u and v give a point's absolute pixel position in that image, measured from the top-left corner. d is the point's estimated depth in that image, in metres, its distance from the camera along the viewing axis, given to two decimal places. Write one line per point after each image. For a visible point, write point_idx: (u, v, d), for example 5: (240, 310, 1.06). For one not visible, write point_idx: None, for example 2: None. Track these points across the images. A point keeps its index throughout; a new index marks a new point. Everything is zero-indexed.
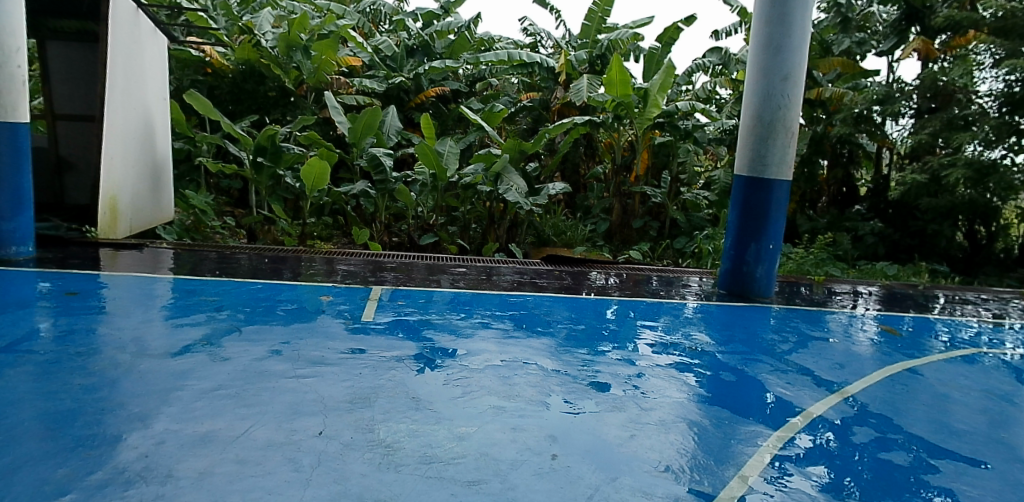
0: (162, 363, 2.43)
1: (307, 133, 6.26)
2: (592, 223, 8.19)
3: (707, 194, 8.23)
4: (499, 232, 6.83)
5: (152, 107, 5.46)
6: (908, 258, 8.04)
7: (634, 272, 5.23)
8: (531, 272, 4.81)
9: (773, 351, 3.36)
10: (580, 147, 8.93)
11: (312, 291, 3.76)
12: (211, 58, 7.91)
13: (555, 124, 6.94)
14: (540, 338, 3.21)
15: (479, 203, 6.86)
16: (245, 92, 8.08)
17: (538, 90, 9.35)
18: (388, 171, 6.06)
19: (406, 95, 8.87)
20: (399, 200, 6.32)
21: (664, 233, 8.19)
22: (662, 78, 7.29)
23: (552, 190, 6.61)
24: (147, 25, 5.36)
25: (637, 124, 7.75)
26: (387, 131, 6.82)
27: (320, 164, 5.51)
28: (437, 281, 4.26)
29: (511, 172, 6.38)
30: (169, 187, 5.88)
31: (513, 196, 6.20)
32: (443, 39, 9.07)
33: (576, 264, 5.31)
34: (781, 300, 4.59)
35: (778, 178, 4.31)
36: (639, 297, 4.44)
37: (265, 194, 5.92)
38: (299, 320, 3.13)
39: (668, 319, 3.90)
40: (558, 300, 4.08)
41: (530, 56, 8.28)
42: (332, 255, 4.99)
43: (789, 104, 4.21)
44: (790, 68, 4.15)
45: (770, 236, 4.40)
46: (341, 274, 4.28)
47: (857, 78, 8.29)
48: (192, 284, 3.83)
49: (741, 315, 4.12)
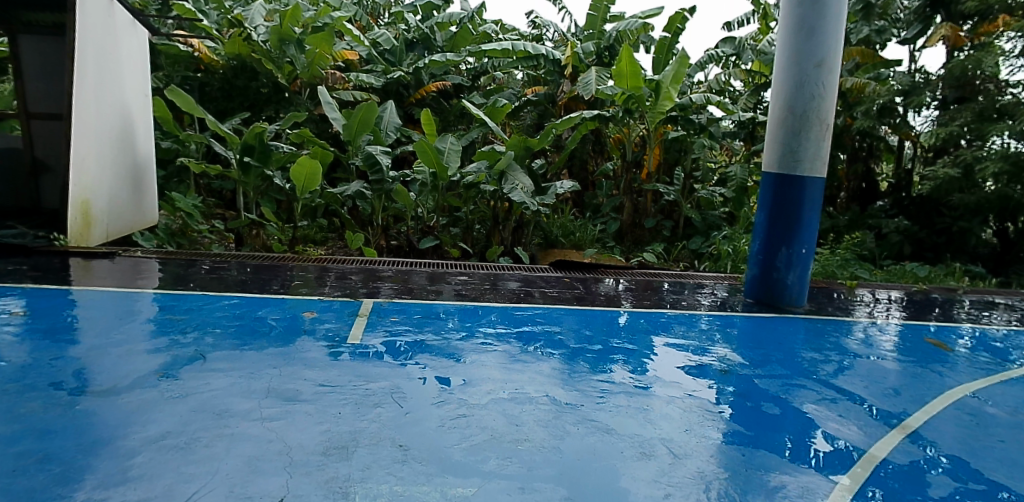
0: (104, 404, 2.06)
1: (299, 130, 5.89)
2: (602, 223, 7.79)
3: (722, 192, 7.78)
4: (503, 234, 6.43)
5: (130, 104, 5.10)
6: (935, 257, 7.60)
7: (650, 279, 4.80)
8: (538, 280, 4.39)
9: (815, 373, 2.95)
10: (588, 143, 8.56)
11: (295, 306, 3.38)
12: (200, 53, 7.57)
13: (562, 119, 6.53)
14: (550, 361, 2.82)
15: (483, 203, 6.45)
16: (236, 89, 7.69)
17: (543, 84, 8.99)
18: (384, 169, 5.65)
19: (407, 90, 8.49)
20: (397, 201, 5.93)
21: (678, 233, 7.73)
22: (675, 69, 6.90)
23: (560, 189, 6.21)
24: (124, 16, 4.99)
25: (649, 118, 7.36)
26: (384, 128, 6.44)
27: (310, 163, 5.13)
28: (436, 292, 3.87)
29: (516, 170, 5.98)
30: (151, 189, 5.54)
31: (518, 195, 5.80)
32: (444, 31, 8.81)
33: (589, 269, 4.89)
34: (814, 310, 4.18)
35: (812, 175, 3.90)
36: (657, 307, 4.02)
37: (253, 196, 5.54)
38: (275, 342, 2.75)
39: (692, 334, 3.50)
40: (568, 313, 3.68)
41: (535, 47, 7.88)
42: (323, 262, 4.61)
43: (824, 93, 3.80)
44: (825, 53, 3.74)
45: (803, 239, 3.99)
46: (329, 285, 3.88)
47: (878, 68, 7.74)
48: (163, 299, 3.46)
49: (772, 329, 3.71)
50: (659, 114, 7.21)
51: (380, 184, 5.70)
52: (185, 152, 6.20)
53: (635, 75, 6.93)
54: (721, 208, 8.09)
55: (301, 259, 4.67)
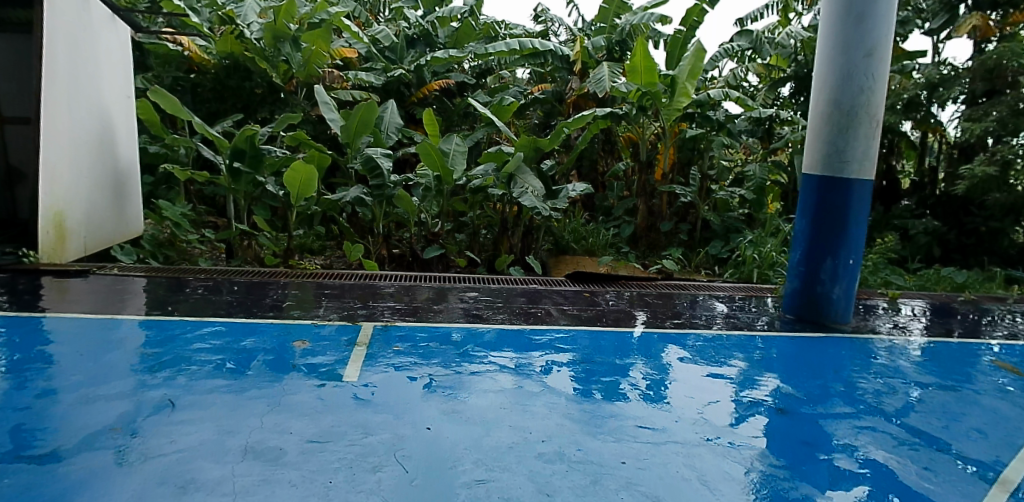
0: (40, 475, 1.67)
1: (294, 133, 5.51)
2: (615, 227, 7.42)
3: (741, 193, 7.38)
4: (512, 241, 6.00)
5: (110, 106, 4.72)
6: (966, 260, 7.17)
7: (676, 290, 4.39)
8: (554, 295, 3.99)
9: (883, 410, 2.55)
10: (597, 143, 8.20)
11: (286, 332, 3.00)
12: (190, 51, 7.09)
13: (574, 118, 6.14)
14: (578, 399, 2.43)
15: (490, 207, 6.06)
16: (229, 89, 7.31)
17: (550, 81, 8.63)
18: (386, 174, 5.26)
19: (408, 89, 8.11)
20: (398, 207, 5.52)
21: (695, 237, 7.26)
22: (692, 63, 6.52)
23: (573, 192, 5.82)
24: (101, 11, 4.61)
25: (665, 116, 6.97)
26: (385, 129, 6.04)
27: (306, 168, 4.75)
28: (442, 311, 3.47)
29: (527, 173, 5.60)
30: (135, 198, 5.16)
31: (529, 200, 5.42)
32: (446, 27, 8.44)
33: (609, 281, 4.46)
34: (861, 327, 3.77)
35: (860, 177, 3.52)
36: (688, 325, 3.61)
37: (244, 204, 5.15)
38: (259, 381, 2.36)
39: (731, 358, 3.11)
40: (590, 335, 3.29)
41: (543, 43, 7.49)
42: (318, 277, 4.21)
43: (874, 85, 3.42)
44: (876, 41, 3.37)
45: (849, 249, 3.60)
46: (324, 306, 3.48)
47: (903, 59, 7.47)
48: (138, 325, 3.08)
49: (822, 351, 3.31)
50: (676, 112, 6.82)
51: (381, 190, 5.30)
52: (174, 157, 5.82)
53: (651, 71, 6.53)
54: (740, 210, 7.68)
55: (294, 273, 4.28)
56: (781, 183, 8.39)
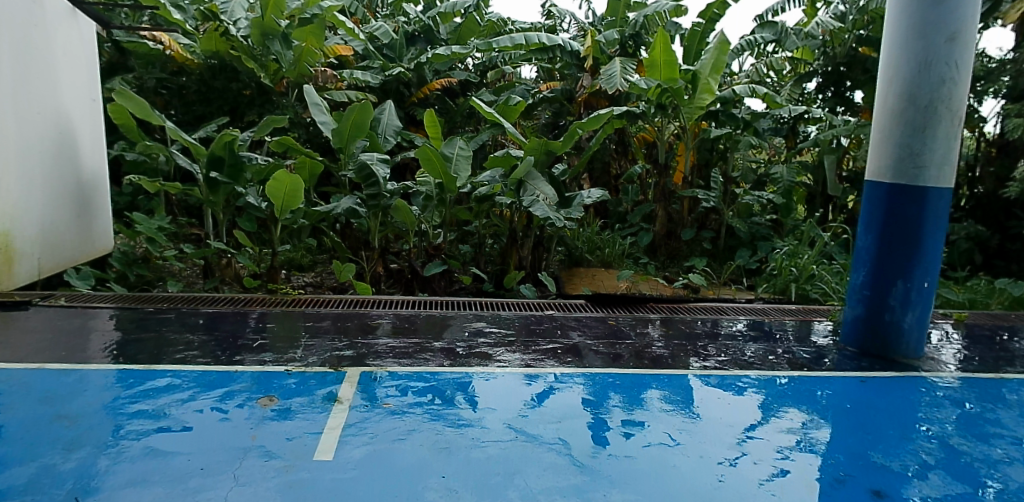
0: None
1: (281, 137, 5.02)
2: (631, 235, 6.85)
3: (768, 196, 6.80)
4: (522, 254, 5.43)
5: (71, 111, 4.21)
6: (1013, 268, 6.54)
7: (715, 312, 3.78)
8: (575, 324, 3.41)
9: (1008, 491, 1.99)
10: (610, 144, 7.68)
11: (250, 383, 2.44)
12: (172, 50, 6.63)
13: (589, 119, 5.61)
14: (617, 485, 1.87)
15: (497, 216, 5.51)
16: (214, 91, 6.75)
17: (561, 79, 8.18)
18: (381, 182, 4.72)
19: (408, 89, 7.60)
20: (396, 219, 4.96)
21: (719, 246, 6.67)
22: (715, 56, 6.01)
23: (588, 200, 5.30)
24: (60, 4, 4.11)
25: (685, 114, 6.43)
26: (381, 132, 5.51)
27: (290, 177, 4.20)
28: (441, 349, 2.90)
29: (538, 178, 5.03)
30: (103, 212, 4.64)
31: (541, 210, 4.90)
32: (448, 23, 8.00)
33: (636, 304, 3.89)
34: (936, 363, 3.19)
35: (938, 185, 2.97)
36: (735, 360, 3.04)
37: (223, 217, 4.61)
38: (202, 466, 1.82)
39: (795, 410, 2.53)
40: (622, 378, 2.71)
41: (550, 38, 6.99)
42: (302, 304, 3.66)
43: (957, 76, 2.88)
44: (959, 25, 2.84)
45: (924, 270, 3.04)
46: (303, 345, 2.92)
47: None
48: (66, 374, 2.49)
49: (902, 394, 2.74)
50: (698, 110, 6.29)
51: (377, 199, 4.75)
52: (152, 164, 5.27)
53: (671, 66, 6.07)
54: (766, 216, 7.11)
55: (275, 297, 3.73)
56: (809, 185, 7.80)
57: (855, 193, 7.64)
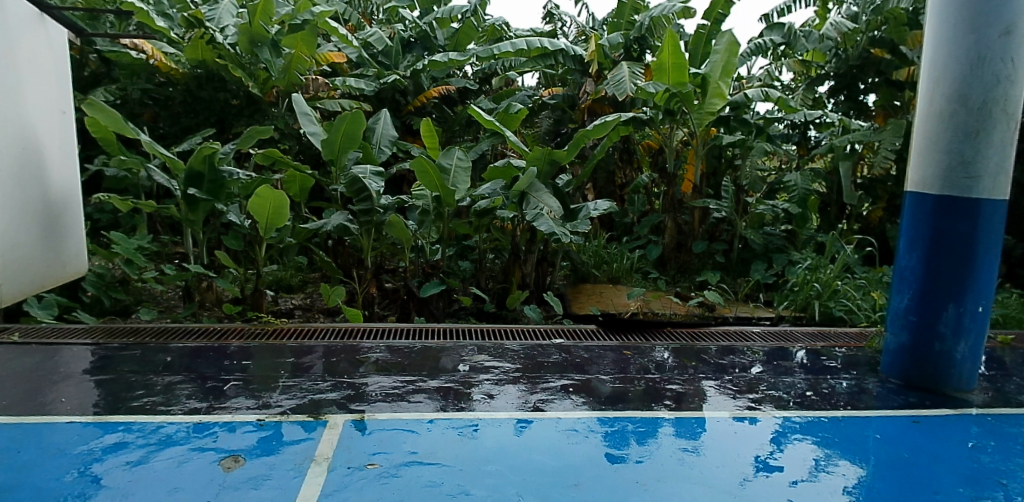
0: None
1: (267, 149, 4.70)
2: (639, 248, 6.52)
3: (783, 205, 6.47)
4: (525, 271, 5.10)
5: (38, 125, 3.90)
6: None
7: (740, 338, 3.43)
8: (587, 355, 3.07)
9: None
10: (615, 153, 7.38)
11: (216, 438, 2.11)
12: (155, 59, 6.26)
13: (596, 125, 5.28)
14: None
15: (498, 231, 5.19)
16: (200, 101, 6.44)
17: (563, 86, 7.90)
18: (374, 196, 4.40)
19: (404, 97, 7.30)
20: (391, 236, 4.64)
21: (732, 259, 6.35)
22: (725, 58, 5.71)
23: (595, 212, 4.97)
24: (26, 10, 3.80)
25: (695, 121, 6.13)
26: (376, 143, 5.19)
27: (274, 193, 3.88)
28: (436, 389, 2.57)
29: (541, 190, 4.74)
30: (75, 232, 4.32)
31: (545, 224, 4.57)
32: (446, 28, 7.69)
33: (650, 329, 3.56)
34: (992, 396, 2.85)
35: (992, 197, 2.65)
36: (768, 396, 2.70)
37: (203, 237, 4.29)
38: None
39: (846, 461, 2.20)
40: (646, 423, 2.37)
41: (552, 42, 6.75)
42: (285, 333, 3.32)
43: (1013, 74, 2.57)
44: (1015, 17, 2.53)
45: (978, 293, 2.72)
46: (281, 385, 2.58)
47: None
48: (5, 429, 2.17)
49: (965, 438, 2.40)
50: (708, 116, 6.01)
51: (368, 215, 4.40)
52: (132, 179, 4.95)
53: (680, 69, 5.78)
54: (780, 226, 6.79)
55: (255, 327, 3.37)
56: (822, 193, 7.49)
57: (870, 201, 7.33)
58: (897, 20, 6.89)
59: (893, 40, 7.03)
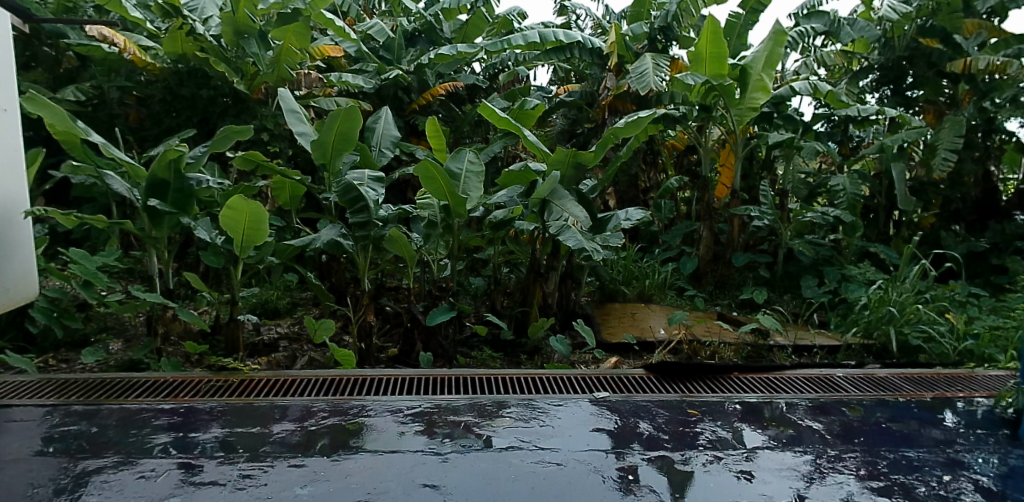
0: None
1: (248, 153, 4.05)
2: (671, 260, 5.83)
3: (833, 211, 5.76)
4: (547, 291, 4.41)
5: None
6: None
7: (831, 388, 2.71)
8: (639, 417, 2.38)
9: None
10: (640, 154, 6.70)
11: None
12: (130, 54, 5.49)
13: (627, 122, 4.61)
14: None
15: (516, 244, 4.51)
16: (181, 99, 5.72)
17: (580, 81, 7.27)
18: (371, 207, 3.72)
19: (407, 95, 6.64)
20: (391, 252, 3.95)
21: (776, 272, 5.65)
22: (768, 47, 5.07)
23: (627, 224, 4.29)
24: None
25: (735, 117, 5.43)
26: (375, 144, 4.53)
27: (249, 205, 3.22)
28: (444, 481, 1.87)
29: (565, 196, 4.06)
30: (24, 252, 3.63)
31: (572, 237, 3.88)
32: (453, 20, 7.07)
33: (712, 374, 2.86)
34: None
35: None
36: (893, 479, 1.98)
37: (170, 258, 3.62)
38: None
39: None
40: None
41: (569, 34, 6.17)
42: (256, 384, 2.64)
43: None
44: None
45: None
46: (235, 472, 1.90)
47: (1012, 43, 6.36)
48: None
49: None
50: (750, 111, 5.29)
51: (365, 229, 3.71)
52: (98, 188, 4.31)
53: (718, 59, 5.11)
54: (825, 235, 6.10)
55: (217, 377, 2.68)
56: (867, 198, 6.80)
57: (920, 206, 6.64)
58: (949, 8, 6.40)
59: (946, 29, 6.43)
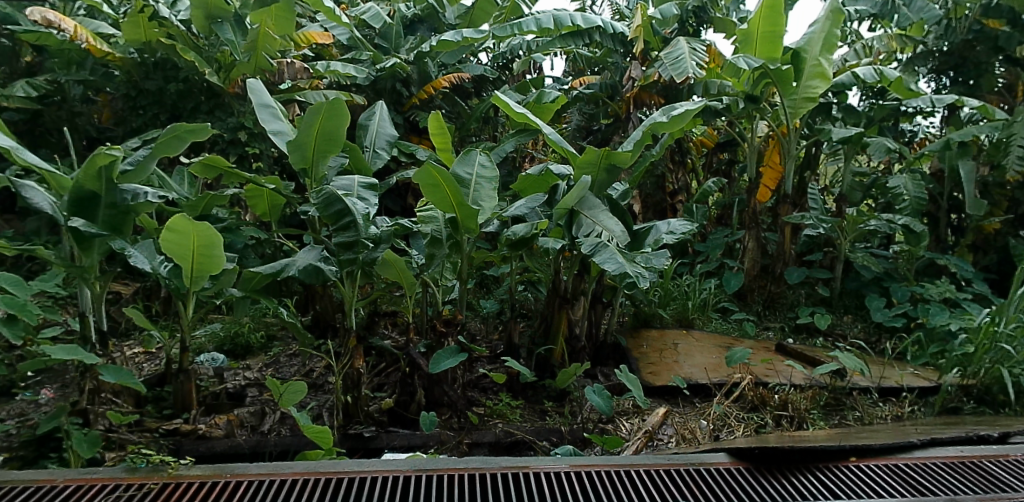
0: None
1: (208, 157, 3.30)
2: (711, 275, 5.07)
3: (898, 218, 4.96)
4: (574, 321, 3.65)
5: None
6: None
7: (990, 487, 1.97)
8: None
9: None
10: (669, 153, 5.93)
11: None
12: (85, 42, 4.74)
13: (671, 115, 3.80)
14: None
15: (536, 263, 3.75)
16: (146, 94, 4.97)
17: (599, 71, 6.50)
18: (359, 223, 2.93)
19: (405, 88, 5.88)
20: (386, 277, 3.20)
21: (832, 289, 4.88)
22: (827, 27, 4.34)
23: (671, 239, 3.53)
24: None
25: (789, 109, 4.57)
26: (368, 144, 3.76)
27: (196, 226, 2.50)
28: None
29: (596, 206, 3.34)
30: None
31: (611, 258, 3.08)
32: (455, 3, 6.19)
33: (816, 464, 2.10)
34: None
35: None
36: None
37: (102, 291, 2.88)
38: None
39: None
40: None
41: (586, 17, 5.40)
42: (182, 493, 1.92)
43: None
44: None
45: None
46: None
47: None
48: None
49: None
50: (806, 102, 4.48)
51: (352, 251, 2.93)
52: None
53: (773, 38, 4.41)
54: (884, 245, 5.32)
55: (132, 481, 1.97)
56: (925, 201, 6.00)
57: (988, 210, 5.83)
58: None
59: (1015, 9, 5.61)
